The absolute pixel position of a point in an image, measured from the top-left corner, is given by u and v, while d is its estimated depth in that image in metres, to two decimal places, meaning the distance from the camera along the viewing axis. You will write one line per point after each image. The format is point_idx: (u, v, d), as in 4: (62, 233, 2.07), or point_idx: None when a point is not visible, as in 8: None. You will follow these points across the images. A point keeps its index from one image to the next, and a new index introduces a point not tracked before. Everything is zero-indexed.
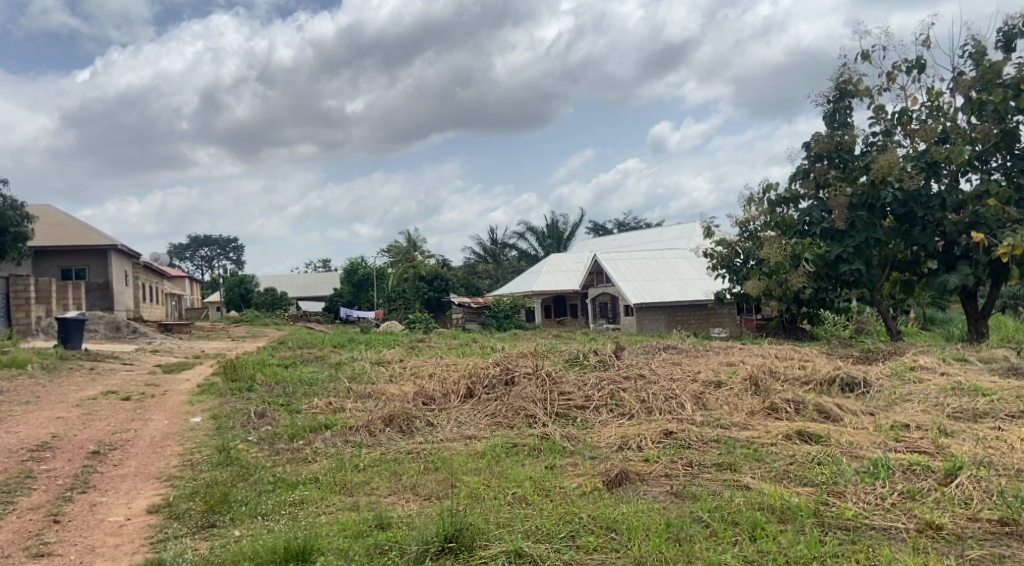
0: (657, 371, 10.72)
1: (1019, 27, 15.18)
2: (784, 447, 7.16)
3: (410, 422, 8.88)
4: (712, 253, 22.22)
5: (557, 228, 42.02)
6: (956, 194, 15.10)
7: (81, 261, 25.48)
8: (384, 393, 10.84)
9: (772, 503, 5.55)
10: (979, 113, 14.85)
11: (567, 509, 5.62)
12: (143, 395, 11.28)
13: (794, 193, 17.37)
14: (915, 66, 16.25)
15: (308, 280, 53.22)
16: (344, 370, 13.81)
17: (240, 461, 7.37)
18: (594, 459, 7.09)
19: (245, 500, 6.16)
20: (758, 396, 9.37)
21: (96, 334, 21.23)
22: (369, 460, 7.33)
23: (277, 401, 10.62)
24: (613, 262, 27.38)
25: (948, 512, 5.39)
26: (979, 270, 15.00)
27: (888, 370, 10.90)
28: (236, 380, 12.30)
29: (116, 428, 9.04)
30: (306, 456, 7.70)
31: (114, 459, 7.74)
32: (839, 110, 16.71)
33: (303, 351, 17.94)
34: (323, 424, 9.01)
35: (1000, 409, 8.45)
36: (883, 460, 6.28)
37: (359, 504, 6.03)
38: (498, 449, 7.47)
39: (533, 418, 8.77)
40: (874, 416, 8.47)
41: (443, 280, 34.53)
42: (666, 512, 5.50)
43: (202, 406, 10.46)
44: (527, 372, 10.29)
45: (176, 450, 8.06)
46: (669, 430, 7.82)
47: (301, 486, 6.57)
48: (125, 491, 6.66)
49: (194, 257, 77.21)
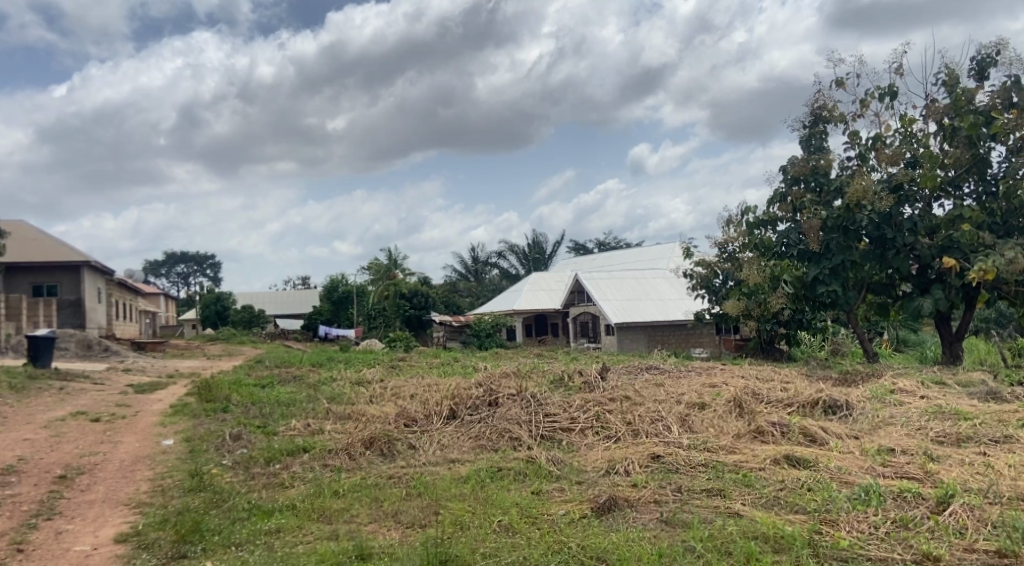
0: (641, 392, 10.56)
1: (990, 57, 15.35)
2: (772, 472, 7.02)
3: (391, 444, 8.64)
4: (691, 273, 22.21)
5: (538, 247, 42.02)
6: (929, 219, 15.18)
7: (53, 278, 24.96)
8: (364, 414, 10.57)
9: (765, 532, 5.40)
10: (951, 139, 14.97)
11: (555, 538, 5.44)
12: (113, 416, 10.94)
13: (772, 216, 17.38)
14: (888, 93, 16.37)
15: (287, 297, 52.69)
16: (323, 390, 13.50)
17: (214, 486, 7.10)
18: (581, 484, 6.89)
19: (218, 528, 5.92)
20: (742, 419, 9.22)
21: (67, 353, 20.76)
22: (349, 485, 7.08)
23: (253, 423, 10.32)
24: (594, 281, 27.31)
25: (945, 543, 5.27)
26: (951, 294, 15.07)
27: (869, 392, 10.82)
28: (210, 401, 11.95)
29: (84, 451, 8.74)
30: (283, 480, 7.45)
31: (81, 484, 7.43)
32: (814, 135, 16.79)
33: (280, 370, 17.62)
34: (300, 446, 8.75)
35: (982, 434, 8.38)
36: (874, 487, 6.16)
37: (338, 533, 5.81)
38: (483, 473, 7.27)
39: (517, 441, 8.59)
40: (859, 439, 8.38)
41: (423, 297, 34.92)
42: (657, 541, 5.34)
43: (175, 428, 10.14)
44: (510, 394, 10.12)
45: (146, 474, 7.77)
46: (655, 454, 7.66)
47: (278, 513, 6.33)
48: (92, 519, 6.38)
49: (169, 273, 76.15)
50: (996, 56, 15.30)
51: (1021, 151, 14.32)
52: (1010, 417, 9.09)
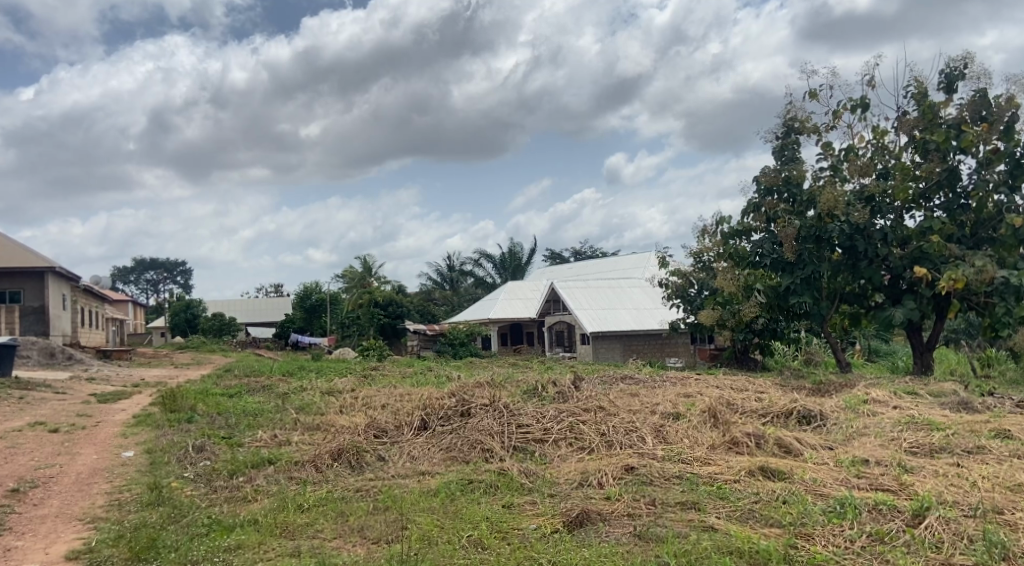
0: (616, 402, 10.44)
1: (959, 70, 15.52)
2: (747, 484, 6.91)
3: (360, 456, 8.42)
4: (666, 283, 22.17)
5: (515, 256, 41.88)
6: (901, 230, 15.28)
7: (16, 284, 24.38)
8: (333, 425, 10.35)
9: (740, 547, 5.27)
10: (922, 152, 15.10)
11: (526, 554, 5.28)
12: (73, 427, 10.61)
13: (747, 226, 17.39)
14: (859, 106, 16.47)
15: (260, 305, 52.01)
16: (292, 400, 13.18)
17: (173, 501, 6.84)
18: (554, 497, 6.74)
19: (175, 545, 5.67)
20: (716, 429, 9.12)
21: (29, 361, 20.22)
22: (315, 499, 6.88)
23: (218, 434, 10.06)
24: (570, 290, 27.26)
25: (921, 557, 5.19)
26: (923, 304, 15.15)
27: (843, 402, 10.80)
28: (175, 411, 11.64)
29: (41, 463, 8.43)
30: (246, 494, 7.21)
31: (34, 497, 7.14)
32: (787, 146, 16.86)
33: (250, 379, 17.27)
34: (266, 459, 8.50)
35: (956, 445, 8.37)
36: (850, 500, 6.07)
37: (301, 549, 5.60)
38: (453, 486, 7.08)
39: (489, 452, 8.42)
40: (834, 450, 8.32)
41: (398, 306, 34.10)
42: (630, 557, 5.21)
43: (136, 439, 9.84)
44: (483, 404, 9.95)
45: (103, 488, 7.49)
46: (630, 465, 7.53)
47: (239, 529, 6.10)
48: (44, 535, 6.11)
49: (138, 280, 74.94)
50: (964, 69, 15.47)
51: (990, 164, 14.46)
52: (982, 428, 9.10)
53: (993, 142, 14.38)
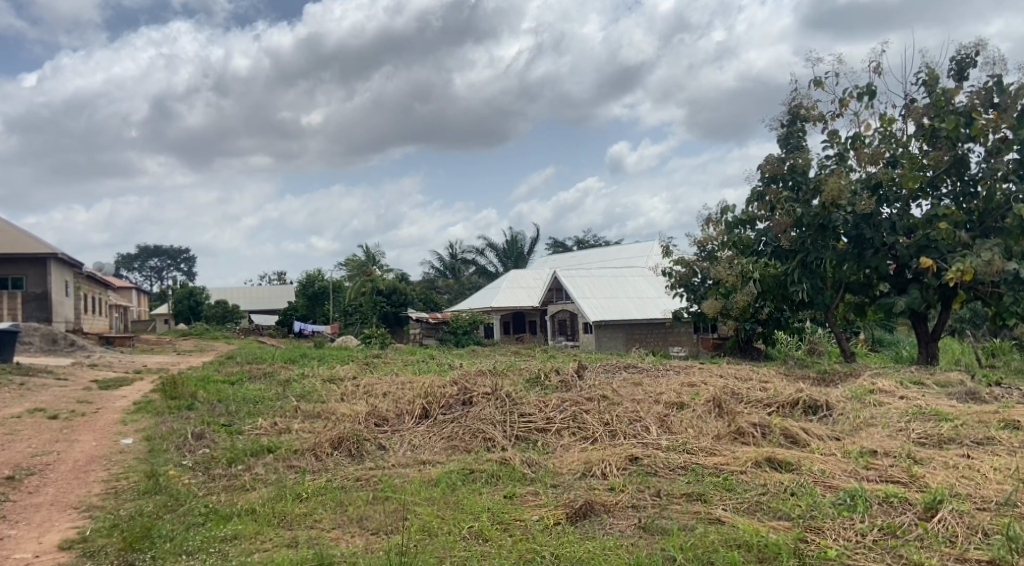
0: (619, 391, 10.29)
1: (969, 58, 15.27)
2: (753, 476, 6.78)
3: (360, 445, 8.31)
4: (671, 272, 21.99)
5: (518, 244, 41.60)
6: (907, 219, 15.08)
7: (19, 271, 24.30)
8: (334, 413, 10.21)
9: (748, 540, 5.15)
10: (930, 140, 14.91)
11: (527, 546, 5.15)
12: (72, 413, 10.49)
13: (751, 215, 17.25)
14: (867, 93, 16.23)
15: (262, 292, 51.94)
16: (293, 387, 13.04)
17: (169, 489, 6.72)
18: (556, 488, 6.61)
19: (171, 535, 5.55)
20: (722, 419, 8.96)
21: (31, 347, 20.15)
22: (313, 488, 6.75)
23: (217, 422, 9.93)
24: (573, 279, 27.13)
25: (935, 552, 5.05)
26: (928, 294, 14.96)
27: (849, 392, 10.63)
28: (175, 398, 11.54)
29: (37, 450, 8.32)
30: (243, 483, 7.09)
31: (30, 485, 7.04)
32: (793, 134, 16.64)
33: (251, 366, 17.14)
34: (265, 447, 8.37)
35: (965, 436, 8.22)
36: (859, 493, 5.93)
37: (298, 540, 5.47)
38: (453, 476, 6.94)
39: (491, 442, 8.29)
40: (841, 441, 8.21)
41: (401, 295, 34.31)
42: (634, 550, 5.08)
43: (135, 427, 9.73)
44: (485, 392, 9.83)
45: (100, 475, 7.39)
46: (634, 455, 7.41)
47: (235, 519, 5.97)
48: (37, 524, 6.00)
49: (143, 268, 74.97)
50: (974, 56, 15.24)
51: (1000, 153, 14.25)
52: (992, 418, 8.94)
53: (1003, 130, 14.14)
